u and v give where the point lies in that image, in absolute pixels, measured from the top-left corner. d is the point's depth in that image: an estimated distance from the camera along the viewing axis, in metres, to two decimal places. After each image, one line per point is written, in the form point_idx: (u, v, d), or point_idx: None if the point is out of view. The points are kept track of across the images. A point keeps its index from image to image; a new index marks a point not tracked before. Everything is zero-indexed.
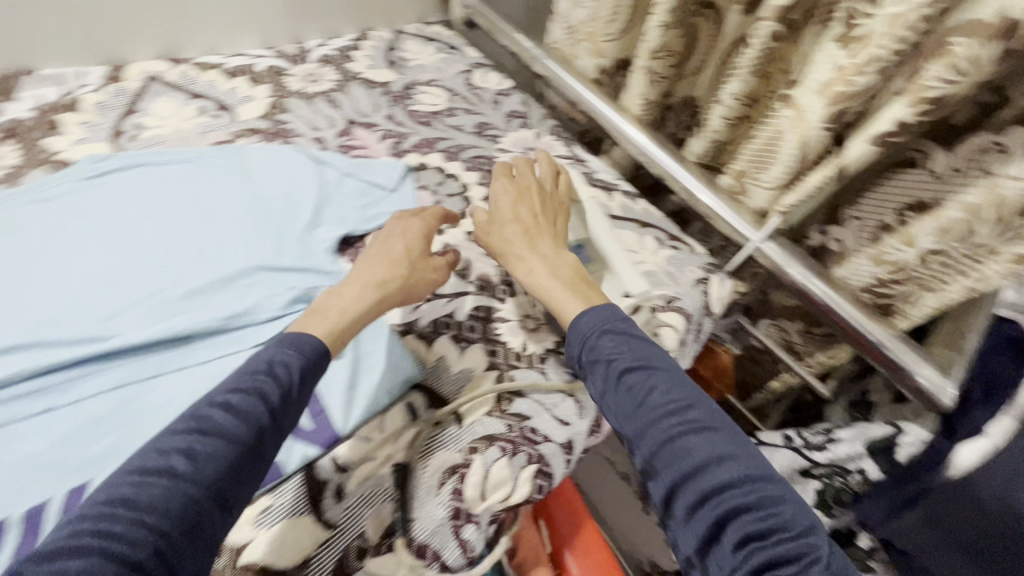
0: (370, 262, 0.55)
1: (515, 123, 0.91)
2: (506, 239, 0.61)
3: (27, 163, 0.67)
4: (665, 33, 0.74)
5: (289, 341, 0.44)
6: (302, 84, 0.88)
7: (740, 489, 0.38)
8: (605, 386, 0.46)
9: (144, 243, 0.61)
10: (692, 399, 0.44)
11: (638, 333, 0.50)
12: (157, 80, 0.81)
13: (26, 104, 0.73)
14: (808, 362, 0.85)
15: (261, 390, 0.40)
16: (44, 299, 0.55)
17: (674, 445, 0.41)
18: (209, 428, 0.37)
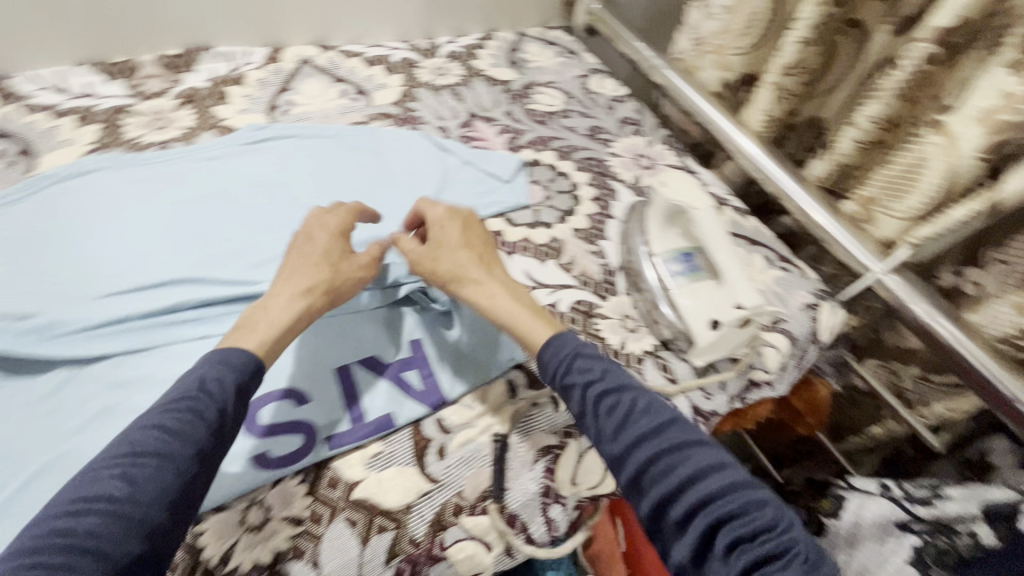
0: (294, 271, 0.50)
1: (628, 130, 0.92)
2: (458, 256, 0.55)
3: (200, 127, 0.76)
4: (803, 50, 0.73)
5: (219, 358, 0.43)
6: (431, 76, 0.94)
7: (727, 498, 0.37)
8: (581, 410, 0.44)
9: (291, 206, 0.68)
10: (672, 416, 0.42)
11: (606, 356, 0.48)
12: (309, 63, 0.89)
13: (202, 75, 0.83)
14: (920, 412, 0.79)
15: (197, 409, 0.39)
16: (206, 243, 0.62)
17: (657, 464, 0.39)
18: (141, 453, 0.36)
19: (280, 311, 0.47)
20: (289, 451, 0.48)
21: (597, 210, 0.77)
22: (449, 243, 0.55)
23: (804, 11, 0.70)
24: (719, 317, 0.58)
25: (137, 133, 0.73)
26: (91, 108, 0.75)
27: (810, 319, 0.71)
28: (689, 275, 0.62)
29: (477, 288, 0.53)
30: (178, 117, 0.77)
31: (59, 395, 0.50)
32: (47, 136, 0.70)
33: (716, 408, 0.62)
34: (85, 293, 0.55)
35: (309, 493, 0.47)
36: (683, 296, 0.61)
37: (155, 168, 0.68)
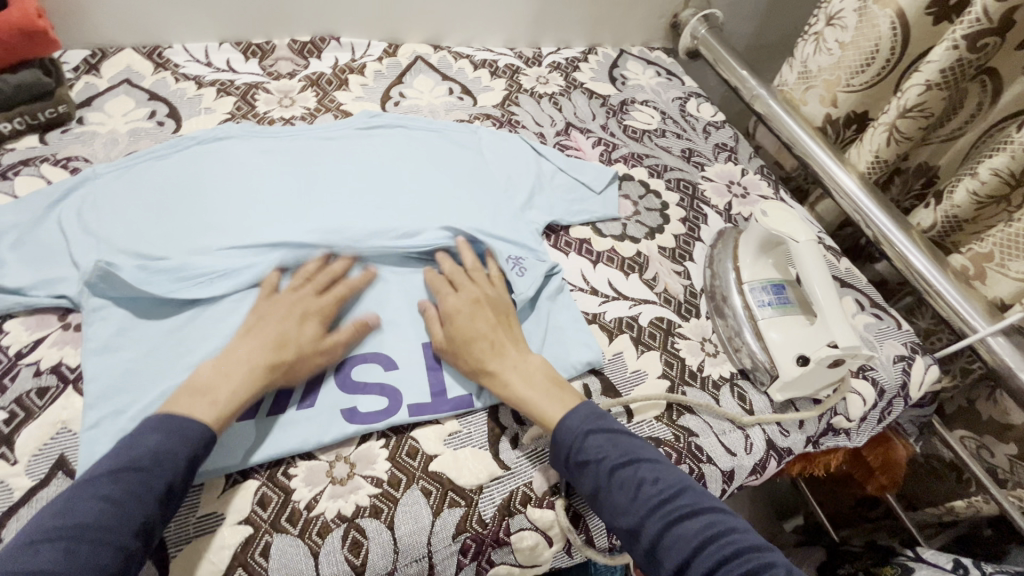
0: (251, 349, 0.49)
1: (723, 155, 0.92)
2: (477, 346, 0.53)
3: (320, 109, 0.82)
4: (925, 93, 0.69)
5: (174, 429, 0.43)
6: (533, 84, 0.97)
7: (736, 563, 0.41)
8: (595, 486, 0.47)
9: (396, 189, 0.72)
10: (680, 485, 0.46)
11: (618, 425, 0.50)
12: (422, 60, 0.94)
13: (327, 62, 0.89)
14: (1017, 494, 0.74)
15: (145, 481, 0.41)
16: (317, 211, 0.67)
17: (671, 534, 0.44)
18: (87, 524, 0.38)
19: (231, 386, 0.47)
20: (377, 411, 0.51)
21: (685, 232, 0.77)
22: (463, 334, 0.54)
23: (935, 54, 0.67)
24: (808, 354, 0.57)
25: (267, 108, 0.80)
26: (231, 81, 0.82)
27: (901, 372, 0.68)
28: (777, 307, 0.62)
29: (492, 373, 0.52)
30: (303, 97, 0.83)
31: (182, 331, 0.55)
32: (192, 103, 0.78)
33: (791, 446, 0.60)
34: (211, 244, 0.61)
35: (389, 458, 0.50)
36: (771, 328, 0.61)
37: (280, 142, 0.74)
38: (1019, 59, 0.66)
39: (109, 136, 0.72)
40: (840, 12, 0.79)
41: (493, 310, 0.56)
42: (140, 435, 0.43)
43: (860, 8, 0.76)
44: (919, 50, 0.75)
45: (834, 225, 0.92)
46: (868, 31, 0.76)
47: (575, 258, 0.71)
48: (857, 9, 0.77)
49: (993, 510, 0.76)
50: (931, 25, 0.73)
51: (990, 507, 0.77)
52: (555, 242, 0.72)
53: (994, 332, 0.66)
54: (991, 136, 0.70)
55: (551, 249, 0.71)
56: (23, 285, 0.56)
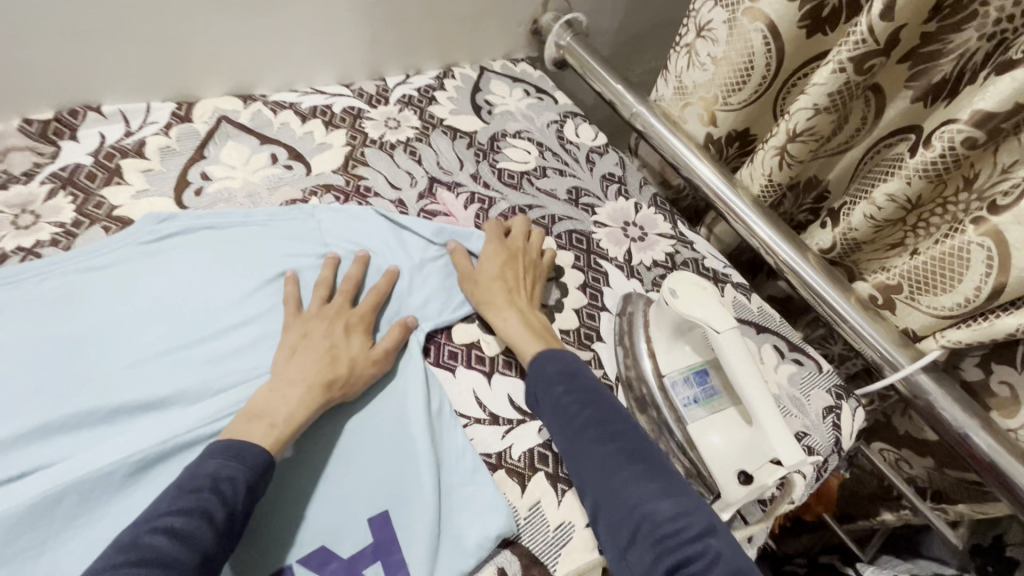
0: (309, 361, 0.50)
1: (612, 189, 0.81)
2: (492, 285, 0.61)
3: (83, 219, 0.59)
4: (814, 117, 0.63)
5: (232, 453, 0.42)
6: (381, 130, 0.79)
7: (650, 499, 0.45)
8: (543, 404, 0.52)
9: (206, 336, 0.53)
10: (621, 418, 0.51)
11: (583, 370, 0.54)
12: (229, 120, 0.73)
13: (86, 144, 0.65)
14: (941, 509, 0.75)
15: (206, 509, 0.39)
16: (73, 400, 0.47)
17: (599, 464, 0.48)
18: (152, 558, 0.36)
19: (291, 404, 0.47)
20: None
21: (587, 301, 0.67)
22: (487, 273, 0.62)
23: (821, 76, 0.59)
24: (750, 471, 0.49)
25: None
26: None
27: (832, 427, 0.63)
28: (705, 403, 0.53)
29: (493, 307, 0.59)
30: (53, 208, 0.59)
31: None
32: None
33: None
34: None
35: None
36: (706, 433, 0.52)
37: (11, 291, 0.51)
38: (900, 73, 0.61)
39: None
40: (709, 24, 0.70)
41: (523, 268, 0.64)
42: (198, 462, 0.42)
43: (730, 19, 0.67)
44: (798, 64, 0.68)
45: (734, 247, 0.86)
46: (739, 45, 0.67)
47: (464, 374, 0.57)
48: (726, 20, 0.68)
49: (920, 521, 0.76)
50: (804, 38, 0.65)
51: (919, 519, 0.77)
52: (438, 358, 0.58)
53: (915, 370, 0.62)
54: (880, 153, 0.65)
55: (437, 370, 0.57)
56: None
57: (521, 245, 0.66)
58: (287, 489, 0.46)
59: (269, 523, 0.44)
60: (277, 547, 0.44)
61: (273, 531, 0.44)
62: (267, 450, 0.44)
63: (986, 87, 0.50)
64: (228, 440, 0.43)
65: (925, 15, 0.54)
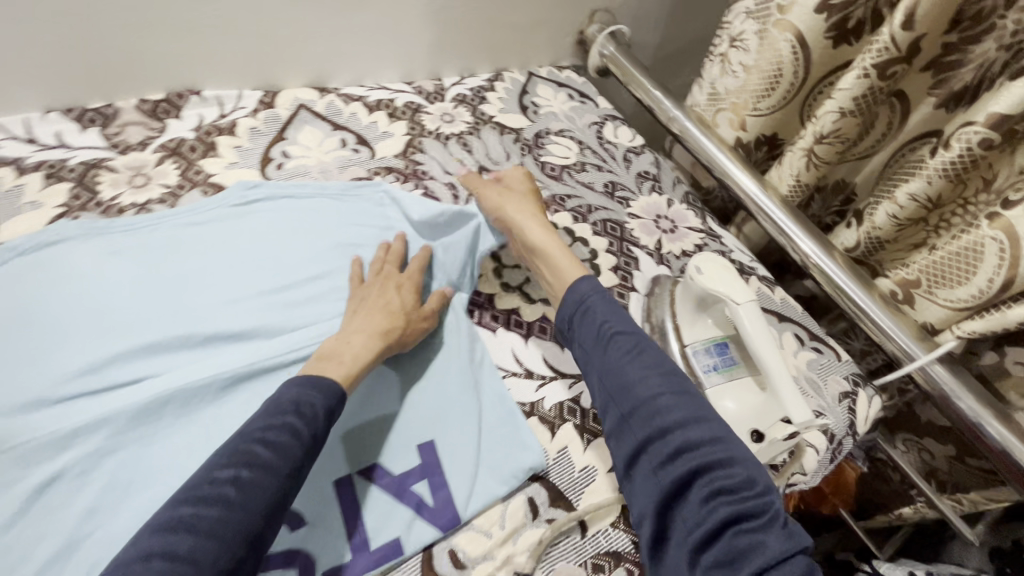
0: (366, 320, 0.57)
1: (646, 185, 0.87)
2: (517, 203, 0.68)
3: (185, 184, 0.69)
4: (840, 121, 0.67)
5: (308, 383, 0.49)
6: (437, 123, 0.87)
7: (706, 450, 0.46)
8: (594, 346, 0.55)
9: (286, 282, 0.61)
10: (674, 368, 0.53)
11: (625, 315, 0.57)
12: (307, 108, 0.82)
13: (188, 123, 0.76)
14: (955, 499, 0.77)
15: (293, 427, 0.45)
16: (177, 325, 0.55)
17: (654, 407, 0.50)
18: (251, 460, 0.43)
19: (356, 348, 0.54)
20: None
21: (618, 282, 0.72)
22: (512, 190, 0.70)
23: (846, 81, 0.65)
24: (762, 430, 0.54)
25: (114, 192, 0.66)
26: (62, 162, 0.67)
27: (847, 410, 0.67)
28: (724, 370, 0.58)
29: (521, 213, 0.66)
30: (161, 172, 0.70)
31: (16, 526, 0.43)
32: (9, 199, 0.63)
33: None
34: (46, 395, 0.48)
35: None
36: (724, 397, 0.57)
37: (131, 236, 0.61)
38: (924, 82, 0.65)
39: None
40: (742, 34, 0.76)
41: (538, 200, 0.71)
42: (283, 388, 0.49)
43: (762, 30, 0.73)
44: (824, 73, 0.73)
45: (762, 246, 0.90)
46: (769, 54, 0.72)
47: (504, 334, 0.63)
48: (758, 31, 0.73)
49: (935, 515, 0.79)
50: (831, 48, 0.69)
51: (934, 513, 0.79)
52: (481, 319, 0.65)
53: (930, 361, 0.65)
54: (904, 156, 0.69)
55: (481, 330, 0.64)
56: None
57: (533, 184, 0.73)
58: (348, 417, 0.53)
59: (335, 440, 0.51)
60: (338, 459, 0.50)
61: (337, 446, 0.51)
62: (340, 383, 0.51)
63: (1001, 93, 0.54)
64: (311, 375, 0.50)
65: (943, 27, 0.59)
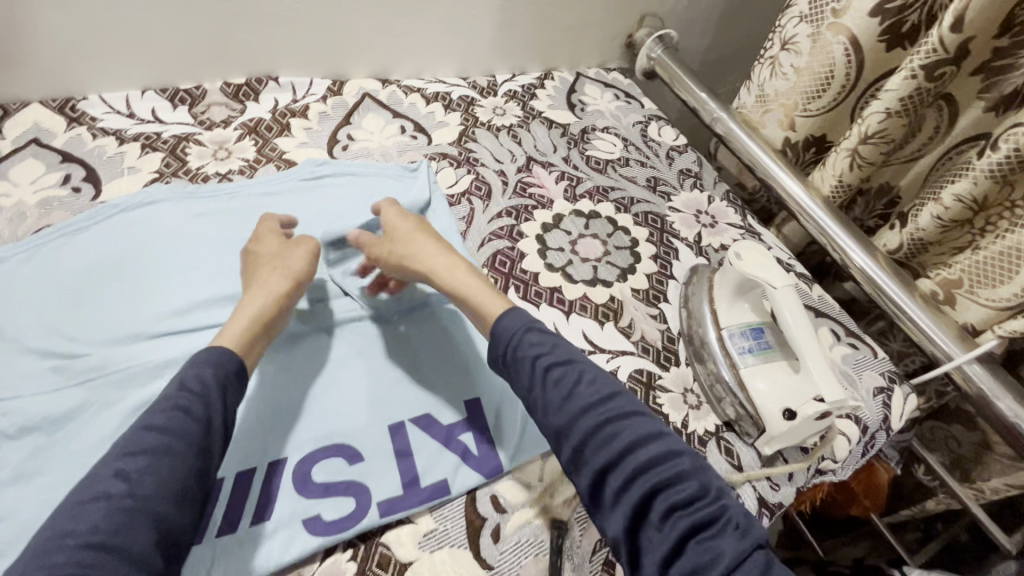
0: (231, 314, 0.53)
1: (688, 182, 0.89)
2: (413, 250, 0.58)
3: (261, 159, 0.76)
4: (886, 121, 0.69)
5: (211, 360, 0.48)
6: (490, 116, 0.92)
7: (659, 468, 0.42)
8: (531, 383, 0.48)
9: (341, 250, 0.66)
10: (616, 389, 0.48)
11: (555, 335, 0.52)
12: (371, 97, 0.89)
13: (265, 105, 0.83)
14: (976, 488, 0.78)
15: (183, 406, 0.43)
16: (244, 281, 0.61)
17: (602, 433, 0.44)
18: (140, 447, 0.41)
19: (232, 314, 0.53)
20: (342, 516, 0.48)
21: (657, 269, 0.75)
22: (394, 225, 0.61)
23: (893, 83, 0.66)
24: (794, 408, 0.56)
25: (200, 163, 0.73)
26: (157, 134, 0.75)
27: (882, 405, 0.67)
28: (759, 353, 0.60)
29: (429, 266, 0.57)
30: (240, 147, 0.77)
31: (116, 439, 0.49)
32: (112, 163, 0.71)
33: (782, 500, 0.60)
34: (141, 331, 0.55)
35: (358, 573, 0.46)
36: (756, 377, 0.59)
37: (210, 201, 0.67)
38: (973, 85, 0.66)
39: (16, 209, 0.65)
40: (794, 37, 0.78)
41: (429, 232, 0.61)
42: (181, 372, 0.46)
43: (814, 33, 0.75)
44: (873, 76, 0.74)
45: (801, 246, 0.91)
46: (821, 57, 0.74)
47: (547, 310, 0.68)
48: (811, 34, 0.75)
49: (959, 508, 0.80)
50: (885, 51, 0.71)
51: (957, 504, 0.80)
52: (525, 294, 0.69)
53: (970, 360, 0.65)
54: (952, 159, 0.70)
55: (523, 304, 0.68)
56: None
57: (404, 218, 0.61)
58: (394, 375, 0.56)
59: (385, 397, 0.55)
60: (390, 409, 0.54)
61: (388, 397, 0.55)
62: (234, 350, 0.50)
63: None
64: (209, 351, 0.48)
65: (994, 30, 0.60)
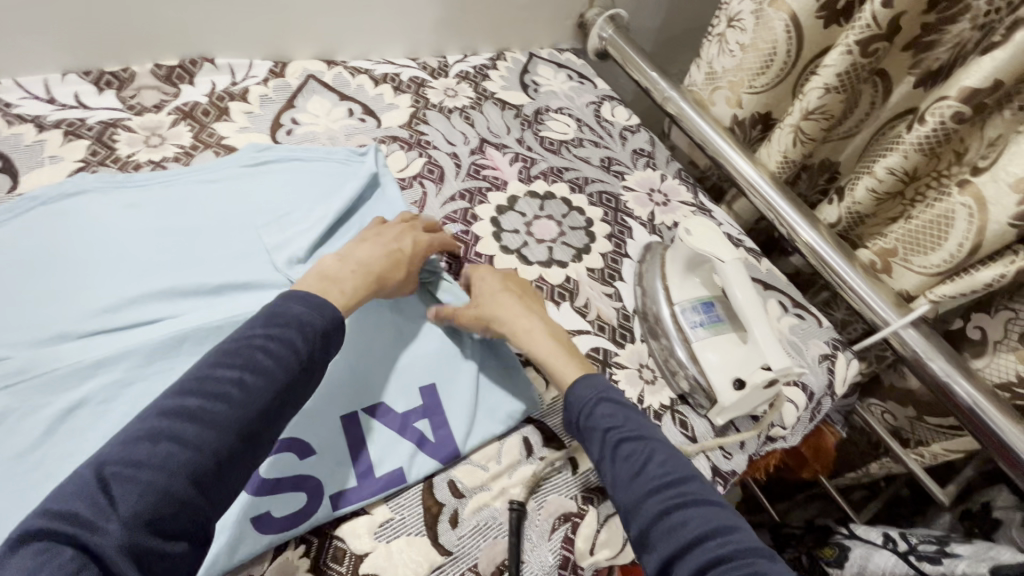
0: (372, 253, 0.55)
1: (641, 161, 0.90)
2: (499, 309, 0.57)
3: (198, 146, 0.72)
4: (825, 97, 0.71)
5: (318, 304, 0.46)
6: (441, 98, 0.90)
7: (732, 566, 0.38)
8: (602, 456, 0.48)
9: (281, 241, 0.63)
10: (690, 472, 0.45)
11: (633, 410, 0.51)
12: (316, 79, 0.85)
13: (201, 89, 0.78)
14: (918, 452, 0.82)
15: (293, 341, 0.43)
16: (179, 276, 0.58)
17: (670, 517, 0.42)
18: (254, 366, 0.40)
19: (356, 284, 0.52)
20: (292, 511, 0.46)
21: (612, 248, 0.76)
22: (493, 287, 0.59)
23: (831, 58, 0.68)
24: (743, 377, 0.58)
25: (131, 150, 0.69)
26: (81, 120, 0.70)
27: (827, 371, 0.70)
28: (709, 326, 0.62)
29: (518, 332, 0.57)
30: (175, 133, 0.73)
31: (43, 444, 0.47)
32: (31, 152, 0.66)
33: (735, 468, 0.62)
34: (68, 330, 0.52)
35: (311, 568, 0.45)
36: (706, 350, 0.60)
37: (139, 191, 0.63)
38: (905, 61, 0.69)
39: None
40: (737, 15, 0.78)
41: (523, 293, 0.60)
42: (283, 302, 0.45)
43: (756, 10, 0.75)
44: (813, 53, 0.76)
45: (751, 223, 0.94)
46: (765, 34, 0.75)
47: None
48: (754, 11, 0.76)
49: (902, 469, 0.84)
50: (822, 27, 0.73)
51: (900, 467, 0.84)
52: None
53: (904, 325, 0.69)
54: (887, 133, 0.73)
55: None
56: None
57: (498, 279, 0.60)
58: (367, 366, 0.54)
59: (358, 392, 0.52)
60: (358, 399, 0.52)
61: (358, 386, 0.53)
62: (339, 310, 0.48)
63: (971, 68, 0.58)
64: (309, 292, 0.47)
65: (922, 6, 0.63)
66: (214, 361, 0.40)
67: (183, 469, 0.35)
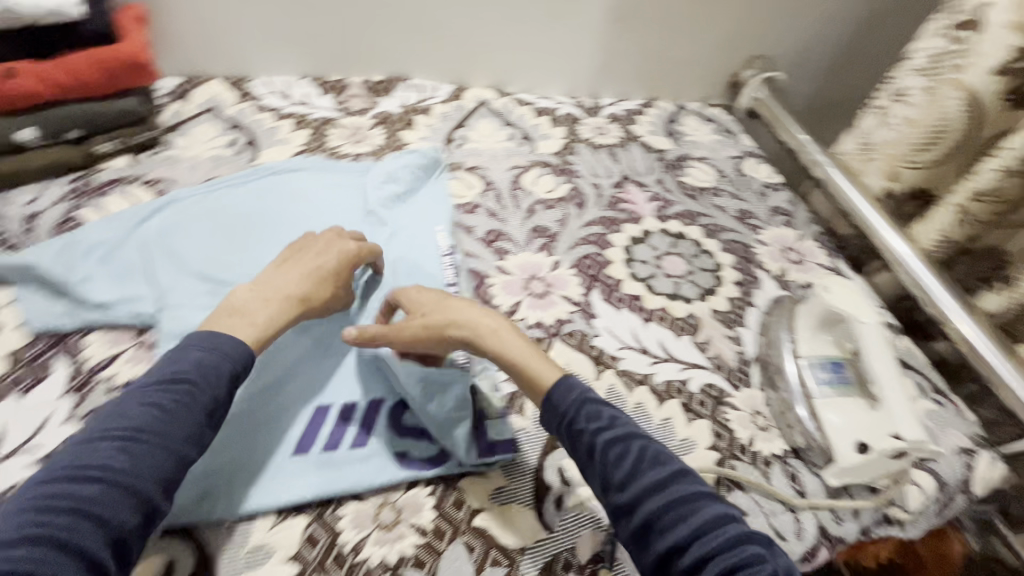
0: (291, 279, 0.57)
1: (778, 219, 0.90)
2: (447, 316, 0.55)
3: (388, 146, 0.86)
4: (1004, 179, 0.70)
5: (217, 350, 0.49)
6: (591, 134, 0.98)
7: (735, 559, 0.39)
8: (590, 460, 0.46)
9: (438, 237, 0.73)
10: (684, 468, 0.45)
11: (613, 407, 0.49)
12: (486, 105, 0.97)
13: (395, 101, 0.93)
14: None
15: (192, 391, 0.46)
16: None
17: (669, 514, 0.41)
18: (142, 429, 0.43)
19: (267, 313, 0.54)
20: (421, 457, 0.53)
21: (738, 295, 0.77)
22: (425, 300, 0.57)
23: (1015, 141, 0.68)
24: (868, 442, 0.58)
25: (338, 143, 0.84)
26: (305, 115, 0.87)
27: (965, 465, 0.65)
28: (835, 386, 0.62)
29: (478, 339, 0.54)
30: (372, 134, 0.87)
31: None
32: (269, 134, 0.83)
33: (844, 536, 0.58)
34: None
35: (435, 507, 0.51)
36: (829, 409, 0.61)
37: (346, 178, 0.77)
38: None
39: (190, 162, 0.77)
40: (906, 89, 0.78)
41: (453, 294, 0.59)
42: (181, 352, 0.48)
43: (930, 87, 0.75)
44: (991, 134, 0.73)
45: None
46: (935, 111, 0.74)
47: (626, 314, 0.72)
48: (926, 88, 0.76)
49: None
50: (1006, 110, 0.71)
51: None
52: (604, 291, 0.74)
53: None
54: None
55: (600, 300, 0.72)
56: (106, 300, 0.59)
57: (426, 295, 0.58)
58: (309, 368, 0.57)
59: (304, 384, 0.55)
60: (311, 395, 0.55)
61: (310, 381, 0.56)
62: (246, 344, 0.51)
63: None
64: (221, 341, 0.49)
65: None
66: (97, 436, 0.42)
67: (63, 551, 0.36)
